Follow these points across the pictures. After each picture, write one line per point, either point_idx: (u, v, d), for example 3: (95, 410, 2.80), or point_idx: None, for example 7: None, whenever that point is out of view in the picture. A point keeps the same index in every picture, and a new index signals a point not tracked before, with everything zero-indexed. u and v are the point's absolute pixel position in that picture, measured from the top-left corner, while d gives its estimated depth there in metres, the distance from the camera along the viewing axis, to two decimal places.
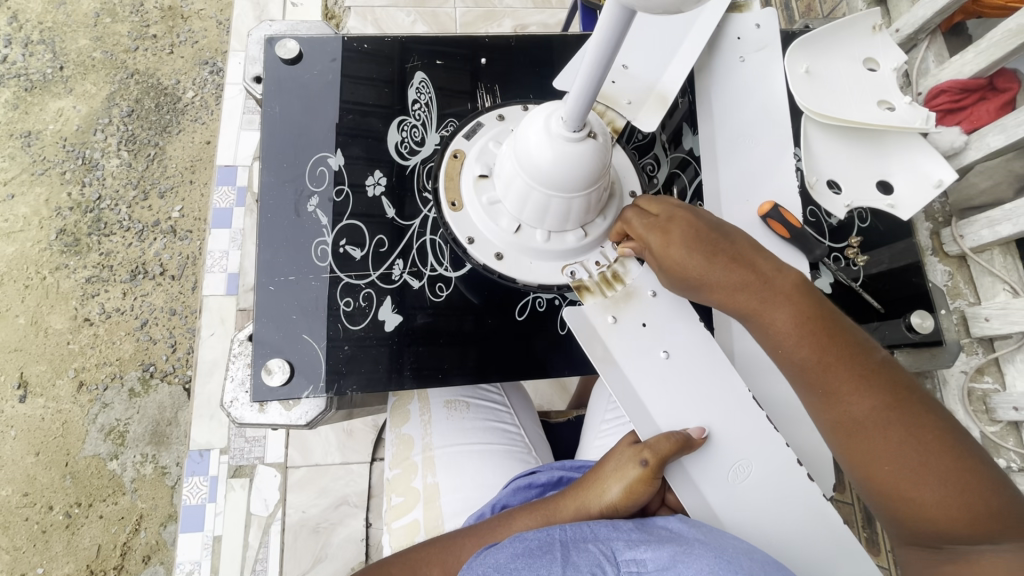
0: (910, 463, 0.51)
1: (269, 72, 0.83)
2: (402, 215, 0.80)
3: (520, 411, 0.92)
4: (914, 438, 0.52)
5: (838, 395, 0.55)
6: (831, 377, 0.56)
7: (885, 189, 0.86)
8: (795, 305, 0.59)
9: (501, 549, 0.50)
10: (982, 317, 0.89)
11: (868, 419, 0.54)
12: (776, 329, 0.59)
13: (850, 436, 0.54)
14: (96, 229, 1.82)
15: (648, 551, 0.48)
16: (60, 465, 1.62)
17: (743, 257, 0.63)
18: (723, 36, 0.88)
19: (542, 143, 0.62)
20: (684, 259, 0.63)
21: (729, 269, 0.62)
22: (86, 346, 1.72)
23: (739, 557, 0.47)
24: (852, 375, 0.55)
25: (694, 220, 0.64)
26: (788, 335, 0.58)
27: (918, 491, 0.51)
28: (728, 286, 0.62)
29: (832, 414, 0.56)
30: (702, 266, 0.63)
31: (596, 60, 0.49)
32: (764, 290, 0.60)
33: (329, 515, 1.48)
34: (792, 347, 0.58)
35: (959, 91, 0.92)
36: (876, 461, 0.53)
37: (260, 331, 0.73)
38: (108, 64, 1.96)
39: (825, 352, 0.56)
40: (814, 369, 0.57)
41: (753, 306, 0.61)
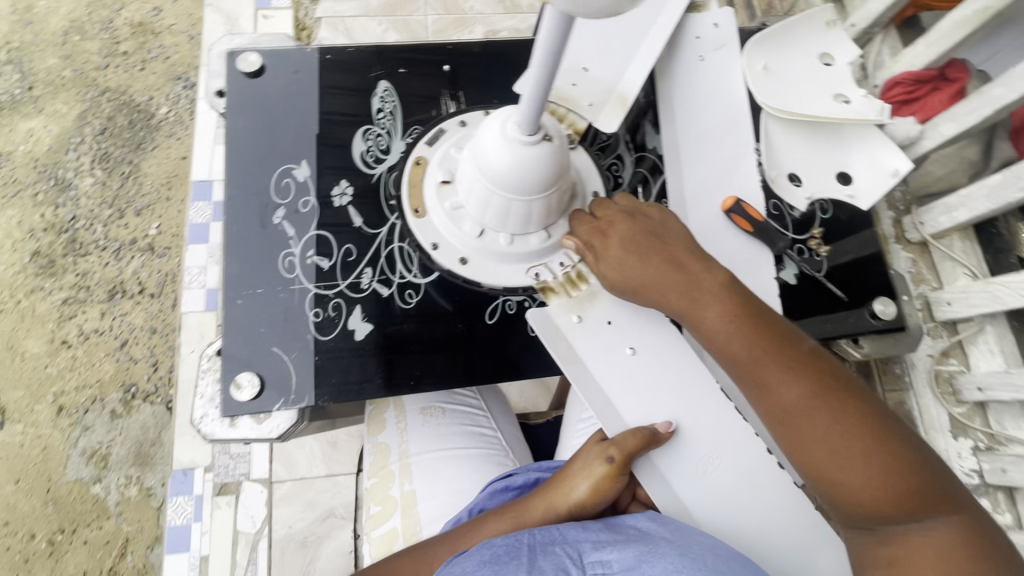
0: (839, 448, 0.55)
1: (231, 86, 0.83)
2: (369, 223, 0.80)
3: (497, 415, 0.92)
4: (842, 423, 0.55)
5: (769, 386, 0.59)
6: (762, 369, 0.60)
7: (845, 180, 0.89)
8: (726, 303, 0.63)
9: (469, 557, 0.50)
10: (945, 301, 0.92)
11: (798, 407, 0.57)
12: (710, 326, 0.63)
13: (783, 425, 0.58)
14: (71, 250, 1.80)
15: (614, 552, 0.49)
16: (42, 492, 1.59)
17: (677, 260, 0.67)
18: (683, 35, 0.89)
19: (499, 147, 0.63)
20: (621, 261, 0.68)
21: (666, 270, 0.66)
22: (65, 369, 1.70)
23: (703, 552, 0.49)
24: (781, 366, 0.59)
25: (634, 228, 0.70)
26: (721, 332, 0.62)
27: (849, 475, 0.54)
28: (665, 287, 0.65)
29: (765, 405, 0.59)
30: (642, 270, 0.67)
31: (545, 60, 0.49)
32: (696, 290, 0.64)
33: (316, 528, 1.48)
34: (725, 343, 0.62)
35: (913, 82, 0.95)
36: (809, 448, 0.56)
37: (228, 345, 0.73)
38: (78, 82, 1.94)
39: (754, 345, 0.60)
40: (746, 362, 0.60)
41: (687, 305, 0.64)
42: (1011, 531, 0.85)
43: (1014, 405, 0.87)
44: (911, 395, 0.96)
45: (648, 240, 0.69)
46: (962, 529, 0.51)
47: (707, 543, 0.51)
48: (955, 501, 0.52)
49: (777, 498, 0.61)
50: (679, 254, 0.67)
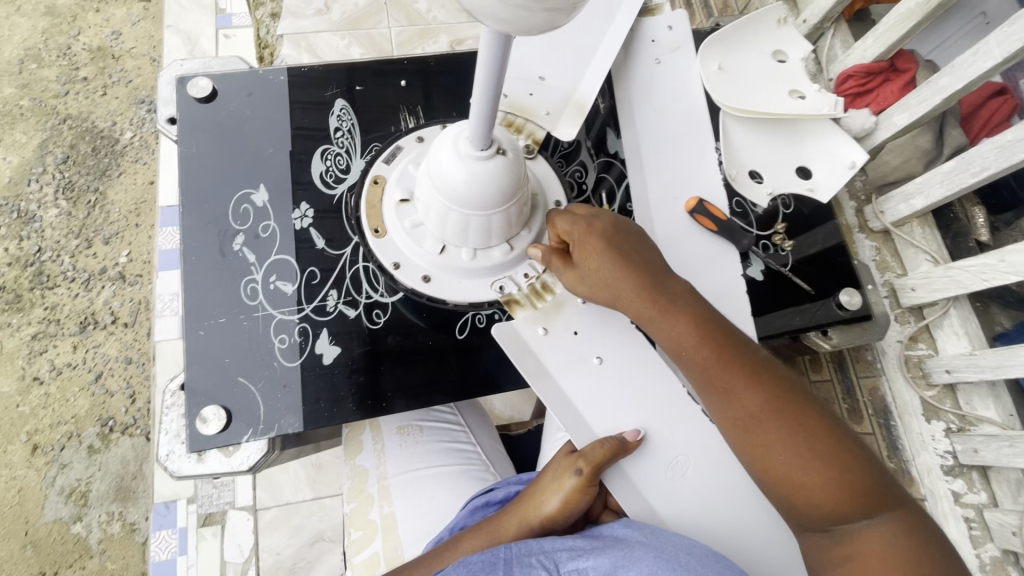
0: (794, 449, 0.57)
1: (182, 113, 0.81)
2: (332, 245, 0.79)
3: (476, 429, 0.91)
4: (797, 425, 0.58)
5: (731, 394, 0.61)
6: (724, 376, 0.61)
7: (805, 174, 0.90)
8: (688, 313, 0.65)
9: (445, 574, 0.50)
10: (908, 287, 0.93)
11: (758, 413, 0.59)
12: (673, 337, 0.64)
13: (742, 429, 0.59)
14: (39, 283, 1.75)
15: (590, 560, 0.50)
16: (20, 535, 1.54)
17: (647, 267, 0.67)
18: (638, 40, 0.90)
19: (454, 164, 0.63)
20: (596, 262, 0.67)
21: (632, 280, 0.66)
22: (38, 407, 1.64)
23: (678, 552, 0.50)
24: (744, 372, 0.61)
25: (608, 229, 0.68)
26: (684, 341, 0.64)
27: (805, 476, 0.56)
28: (630, 298, 0.66)
29: (726, 411, 0.61)
30: (607, 280, 0.66)
31: (489, 71, 0.49)
32: (664, 301, 0.65)
33: (304, 553, 1.45)
34: (688, 352, 0.63)
35: (865, 75, 0.97)
36: (767, 452, 0.58)
37: (192, 378, 0.71)
38: (38, 111, 1.89)
39: (717, 353, 0.62)
40: (713, 370, 0.62)
41: (650, 316, 0.65)
42: (986, 509, 0.87)
43: (981, 386, 0.89)
44: (884, 380, 0.97)
45: (623, 244, 0.68)
46: (910, 524, 0.53)
47: (682, 543, 0.52)
48: (900, 496, 0.55)
49: (742, 500, 0.64)
50: (649, 262, 0.67)
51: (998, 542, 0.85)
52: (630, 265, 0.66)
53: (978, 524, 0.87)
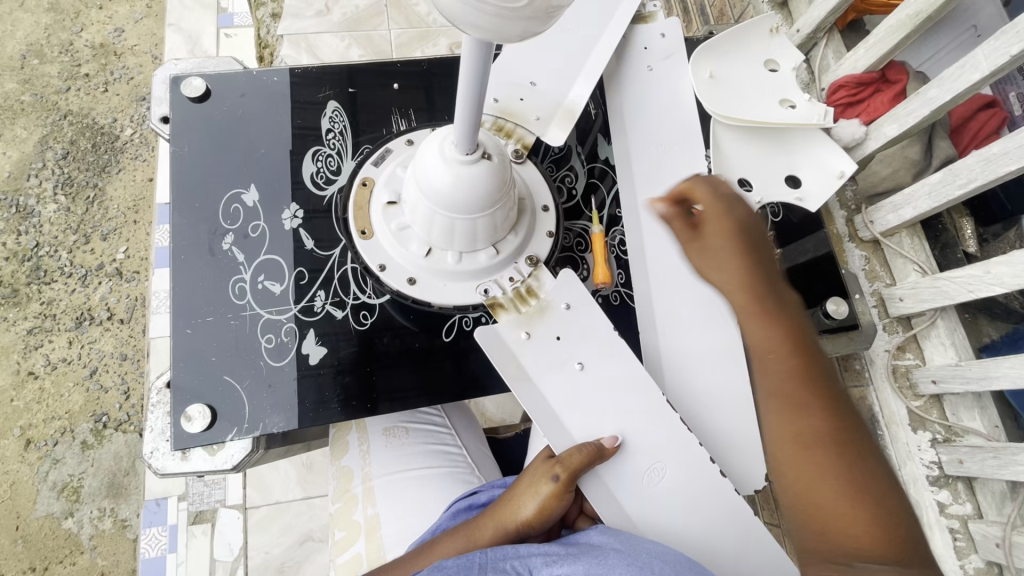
0: (842, 487, 0.47)
1: (175, 111, 0.82)
2: (321, 246, 0.79)
3: (463, 432, 0.91)
4: (859, 467, 0.47)
5: (803, 407, 0.50)
6: (800, 390, 0.50)
7: (794, 184, 0.90)
8: (784, 317, 0.54)
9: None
10: (897, 297, 0.94)
11: (820, 437, 0.48)
12: (756, 331, 0.53)
13: (794, 443, 0.49)
14: (36, 278, 1.75)
15: (564, 567, 0.50)
16: (11, 530, 1.54)
17: (748, 250, 0.57)
18: (631, 47, 0.91)
19: (439, 168, 0.64)
20: (708, 235, 0.59)
21: (742, 270, 0.56)
22: (32, 401, 1.65)
23: (652, 559, 0.50)
24: (817, 389, 0.50)
25: (740, 220, 0.59)
26: (765, 336, 0.53)
27: (843, 517, 0.46)
28: (729, 282, 0.56)
29: (785, 419, 0.50)
30: (715, 258, 0.58)
31: (473, 73, 0.49)
32: (754, 287, 0.55)
33: (294, 553, 1.45)
34: (765, 349, 0.53)
35: (856, 85, 0.97)
36: (810, 475, 0.48)
37: (178, 377, 0.71)
38: (39, 106, 1.90)
39: (800, 363, 0.51)
40: (786, 374, 0.51)
41: (742, 305, 0.55)
42: (971, 520, 0.87)
43: (966, 397, 0.88)
44: (872, 391, 0.98)
45: (737, 227, 0.58)
46: None
47: (656, 550, 0.52)
48: None
49: (717, 509, 0.64)
50: (755, 249, 0.57)
51: (982, 554, 0.85)
52: (747, 255, 0.57)
53: (963, 535, 0.87)
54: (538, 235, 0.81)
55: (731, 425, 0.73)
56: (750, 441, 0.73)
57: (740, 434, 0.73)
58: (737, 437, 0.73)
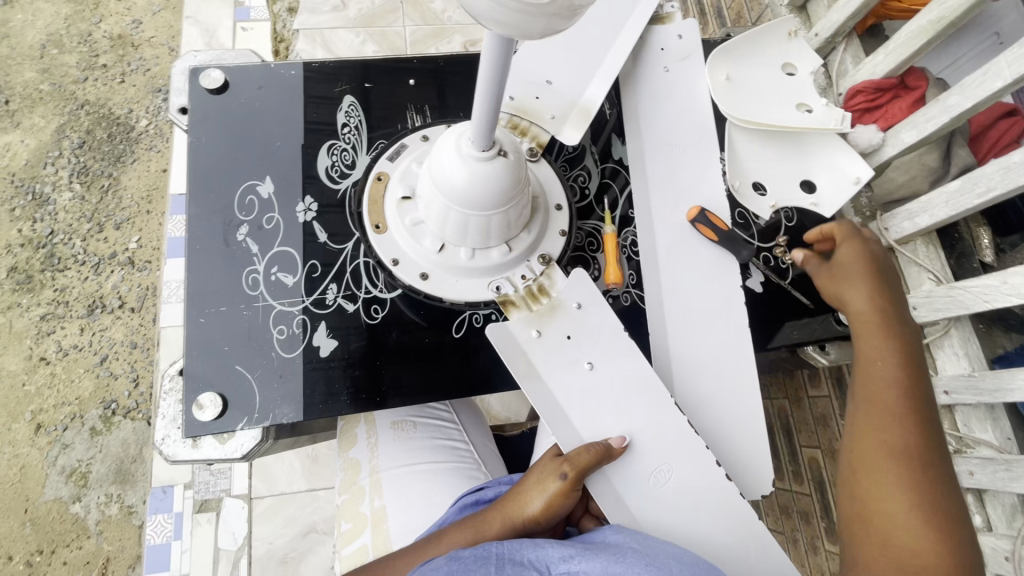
0: (906, 489, 0.55)
1: (194, 103, 0.83)
2: (334, 239, 0.80)
3: (470, 428, 0.92)
4: (927, 478, 0.55)
5: (892, 415, 0.59)
6: (895, 405, 0.60)
7: (809, 188, 0.90)
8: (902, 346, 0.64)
9: (436, 567, 0.51)
10: (910, 306, 0.93)
11: (895, 445, 0.57)
12: (872, 348, 0.64)
13: (874, 442, 0.58)
14: (50, 265, 1.78)
15: (582, 563, 0.50)
16: (20, 512, 1.56)
17: (881, 293, 0.69)
18: (647, 48, 0.91)
19: (455, 164, 0.64)
20: (851, 269, 0.72)
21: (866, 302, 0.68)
22: (43, 386, 1.67)
23: (668, 560, 0.50)
24: (909, 411, 0.59)
25: (868, 264, 0.71)
26: (875, 350, 0.64)
27: (897, 509, 0.54)
28: (856, 306, 0.69)
29: (870, 423, 0.60)
30: (847, 286, 0.71)
31: (492, 69, 0.49)
32: (876, 320, 0.66)
33: (297, 544, 1.46)
34: (868, 361, 0.64)
35: (874, 90, 0.96)
36: (880, 471, 0.57)
37: (190, 365, 0.72)
38: (57, 95, 1.93)
39: (906, 386, 0.60)
40: (883, 389, 0.61)
41: (862, 325, 0.67)
42: (980, 533, 0.86)
43: (979, 408, 0.87)
44: None
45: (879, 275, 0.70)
46: None
47: (672, 550, 0.52)
48: None
49: (724, 513, 0.64)
50: (889, 294, 0.69)
51: (990, 566, 0.85)
52: (879, 294, 0.69)
53: None
54: (551, 233, 0.81)
55: (736, 432, 0.73)
56: (756, 447, 0.72)
57: (745, 440, 0.73)
58: (742, 444, 0.72)
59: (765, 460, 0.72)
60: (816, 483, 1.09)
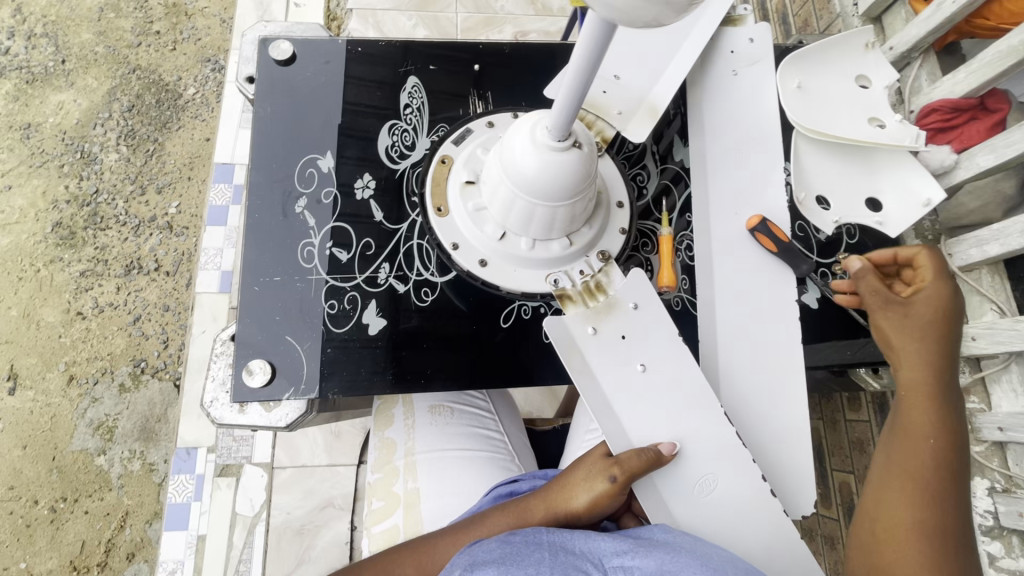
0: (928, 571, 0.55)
1: (262, 72, 0.83)
2: (389, 219, 0.80)
3: (505, 418, 0.93)
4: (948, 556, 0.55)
5: (926, 487, 0.59)
6: (931, 481, 0.59)
7: (874, 207, 0.87)
8: (949, 416, 0.62)
9: (489, 548, 0.51)
10: (969, 336, 0.89)
11: (918, 517, 0.57)
12: (922, 416, 0.62)
13: (903, 515, 0.58)
14: (92, 223, 1.82)
15: (636, 559, 0.50)
16: (47, 459, 1.61)
17: (941, 356, 0.65)
18: (717, 50, 0.88)
19: (527, 152, 0.63)
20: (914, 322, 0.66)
21: (926, 363, 0.64)
22: (78, 340, 1.72)
23: (723, 563, 0.49)
24: (940, 487, 0.59)
25: (939, 316, 0.66)
26: (919, 416, 0.63)
27: None
28: (911, 367, 0.65)
29: (902, 495, 0.59)
30: (904, 343, 0.66)
31: (587, 52, 0.49)
32: (929, 387, 0.63)
33: (314, 516, 1.47)
34: (914, 426, 0.62)
35: (950, 110, 0.92)
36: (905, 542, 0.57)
37: (242, 331, 0.73)
38: (110, 58, 1.97)
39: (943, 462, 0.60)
40: (918, 461, 0.60)
41: (912, 387, 0.64)
42: None
43: None
44: None
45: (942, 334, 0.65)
46: None
47: (725, 554, 0.52)
48: None
49: (770, 528, 0.63)
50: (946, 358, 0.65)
51: None
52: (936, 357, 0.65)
53: None
54: (611, 230, 0.81)
55: (783, 451, 0.71)
56: (800, 467, 0.70)
57: (790, 459, 0.71)
58: (787, 462, 0.70)
59: (809, 479, 0.70)
60: (846, 508, 1.07)
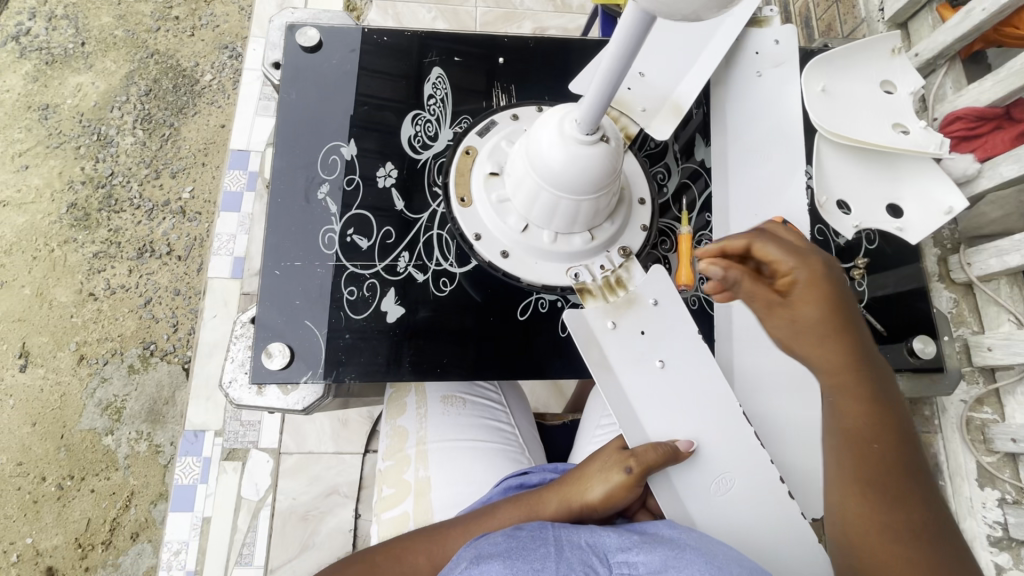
0: None
1: (288, 59, 0.84)
2: (411, 208, 0.80)
3: (515, 410, 0.93)
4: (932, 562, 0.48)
5: (886, 492, 0.50)
6: (892, 480, 0.51)
7: (895, 213, 0.87)
8: (881, 393, 0.54)
9: (494, 541, 0.51)
10: (985, 346, 0.89)
11: (892, 534, 0.49)
12: (853, 415, 0.53)
13: (873, 537, 0.49)
14: (107, 205, 1.84)
15: (640, 556, 0.50)
16: (56, 437, 1.63)
17: (845, 336, 0.55)
18: (742, 51, 0.88)
19: (555, 145, 0.64)
20: (805, 316, 0.56)
21: (844, 350, 0.54)
22: (89, 320, 1.74)
23: (729, 563, 0.48)
24: (903, 490, 0.50)
25: (834, 288, 0.56)
26: (854, 416, 0.53)
27: None
28: (823, 363, 0.55)
29: (864, 516, 0.50)
30: (809, 343, 0.55)
31: (625, 43, 0.49)
32: (846, 381, 0.54)
33: (319, 503, 1.47)
34: (853, 430, 0.53)
35: (976, 118, 0.91)
36: (893, 563, 0.48)
37: (263, 314, 0.74)
38: (129, 42, 1.98)
39: (891, 462, 0.51)
40: (871, 472, 0.51)
41: (833, 387, 0.54)
42: None
43: None
44: (939, 438, 0.94)
45: (835, 309, 0.55)
46: None
47: (732, 555, 0.50)
48: None
49: (789, 530, 0.63)
50: (854, 333, 0.55)
51: None
52: (845, 342, 0.55)
53: None
54: (632, 227, 0.82)
55: (799, 453, 0.70)
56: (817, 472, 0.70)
57: (809, 463, 0.70)
58: (807, 466, 0.70)
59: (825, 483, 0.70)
60: None
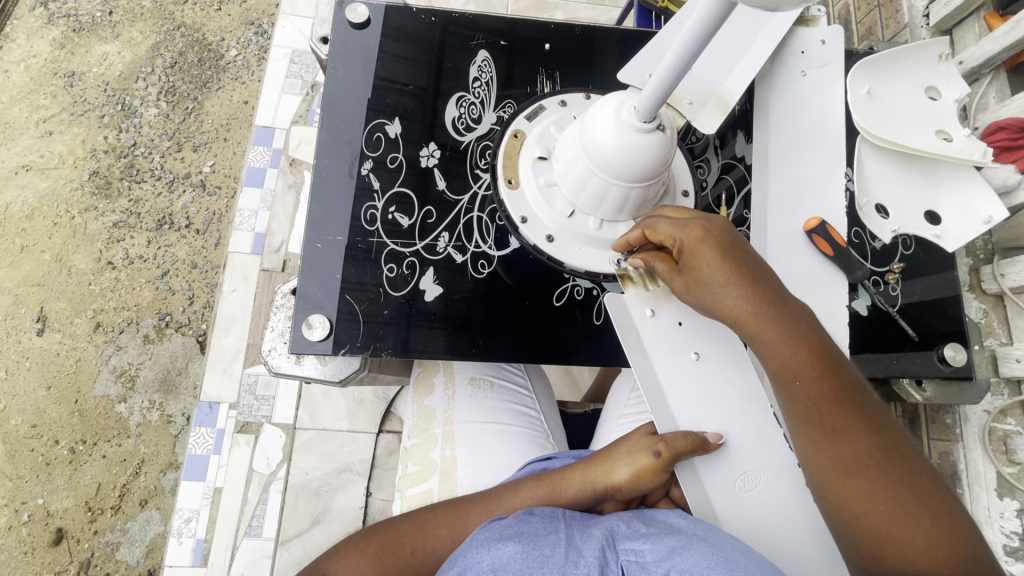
0: (886, 494, 0.56)
1: (336, 34, 0.84)
2: (452, 189, 0.81)
3: (541, 396, 0.94)
4: (885, 468, 0.57)
5: (830, 421, 0.59)
6: (831, 415, 0.59)
7: (932, 220, 0.86)
8: (795, 329, 0.61)
9: (507, 524, 0.53)
10: (1013, 357, 0.89)
11: (848, 456, 0.58)
12: (778, 361, 0.60)
13: (831, 464, 0.58)
14: (128, 175, 1.85)
15: (649, 544, 0.51)
16: (70, 402, 1.66)
17: (753, 286, 0.62)
18: (788, 49, 0.88)
19: (610, 131, 0.66)
20: (712, 272, 0.62)
21: (749, 295, 0.61)
22: (107, 289, 1.75)
23: (736, 553, 0.49)
24: (848, 415, 0.59)
25: (723, 240, 0.64)
26: (780, 361, 0.61)
27: (890, 519, 0.56)
28: (740, 313, 0.62)
29: (819, 446, 0.59)
30: (724, 296, 0.62)
31: (695, 29, 0.49)
32: (765, 328, 0.61)
33: (330, 479, 1.45)
34: (787, 374, 0.61)
35: (1020, 129, 0.89)
36: (850, 481, 0.57)
37: (304, 286, 0.74)
38: (156, 14, 1.99)
39: (828, 394, 0.59)
40: (813, 408, 0.59)
41: (758, 336, 0.61)
42: None
43: None
44: (959, 447, 0.95)
45: (738, 259, 0.63)
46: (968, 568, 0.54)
47: (740, 546, 0.51)
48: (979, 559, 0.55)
49: (806, 531, 0.64)
50: (762, 280, 0.63)
51: None
52: (754, 289, 0.62)
53: None
54: None
55: None
56: None
57: None
58: None
59: None
60: None
